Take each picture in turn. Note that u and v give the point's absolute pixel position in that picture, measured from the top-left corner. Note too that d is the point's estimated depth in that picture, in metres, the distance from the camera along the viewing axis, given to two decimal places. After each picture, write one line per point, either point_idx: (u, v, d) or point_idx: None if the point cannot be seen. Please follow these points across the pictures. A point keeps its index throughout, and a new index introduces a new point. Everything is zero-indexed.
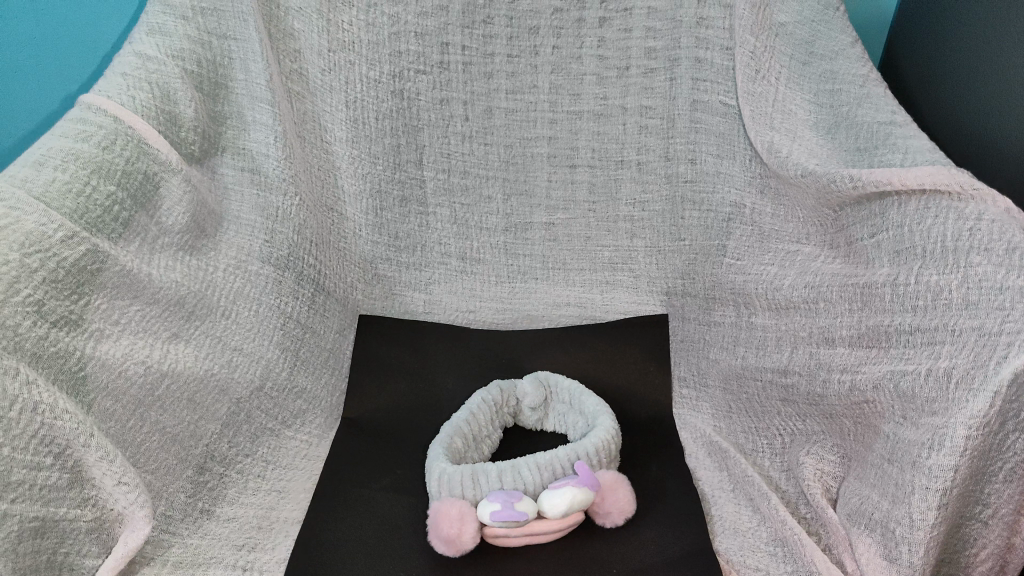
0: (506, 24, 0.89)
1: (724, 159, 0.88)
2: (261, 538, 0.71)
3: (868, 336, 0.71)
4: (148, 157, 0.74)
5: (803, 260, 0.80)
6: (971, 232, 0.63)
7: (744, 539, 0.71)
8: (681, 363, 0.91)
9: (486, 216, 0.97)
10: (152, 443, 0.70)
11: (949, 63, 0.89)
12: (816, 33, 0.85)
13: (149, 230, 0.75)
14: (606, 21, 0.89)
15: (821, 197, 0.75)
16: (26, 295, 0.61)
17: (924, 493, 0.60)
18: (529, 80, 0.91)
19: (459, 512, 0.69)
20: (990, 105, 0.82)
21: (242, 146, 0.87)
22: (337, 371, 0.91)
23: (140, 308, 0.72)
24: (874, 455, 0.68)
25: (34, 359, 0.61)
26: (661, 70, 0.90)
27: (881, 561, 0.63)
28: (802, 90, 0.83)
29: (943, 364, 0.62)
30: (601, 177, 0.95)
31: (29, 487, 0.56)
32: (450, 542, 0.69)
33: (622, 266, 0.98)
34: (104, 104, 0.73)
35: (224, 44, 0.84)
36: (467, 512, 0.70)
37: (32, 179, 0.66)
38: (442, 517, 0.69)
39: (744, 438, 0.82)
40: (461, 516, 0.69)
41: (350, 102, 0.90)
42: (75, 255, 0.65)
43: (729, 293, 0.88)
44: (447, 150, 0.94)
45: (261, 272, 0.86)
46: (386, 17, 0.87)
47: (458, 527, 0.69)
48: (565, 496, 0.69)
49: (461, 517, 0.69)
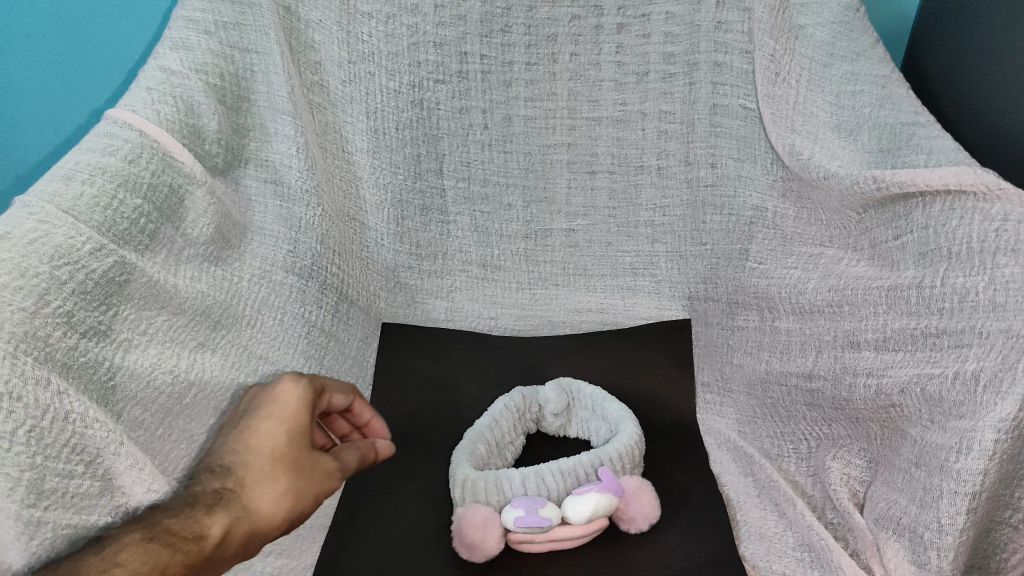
0: (524, 32, 0.89)
1: (746, 162, 0.87)
2: (288, 544, 0.73)
3: (894, 339, 0.70)
4: (172, 169, 0.75)
5: (828, 262, 0.79)
6: (996, 233, 0.62)
7: (770, 545, 0.72)
8: (705, 369, 0.91)
9: (506, 223, 0.98)
10: (181, 452, 0.71)
11: (972, 60, 0.88)
12: (837, 35, 0.83)
13: (175, 242, 0.76)
14: (624, 27, 0.88)
15: (843, 199, 0.75)
16: (56, 306, 0.61)
17: (953, 497, 0.61)
18: (548, 88, 0.92)
19: (483, 519, 0.69)
20: (1011, 103, 0.81)
21: (265, 158, 0.88)
22: (362, 378, 0.92)
23: (167, 318, 0.73)
24: (902, 459, 0.67)
25: (65, 369, 0.61)
26: (680, 75, 0.89)
27: (910, 566, 0.64)
28: (823, 92, 0.81)
29: (971, 366, 0.62)
30: (621, 183, 0.95)
31: (62, 494, 0.56)
32: (472, 548, 0.69)
33: (643, 271, 0.98)
34: (129, 118, 0.74)
35: (246, 57, 0.85)
36: (490, 518, 0.70)
37: (61, 193, 0.66)
38: (465, 523, 0.70)
39: (769, 443, 0.82)
40: (485, 522, 0.69)
41: (370, 112, 0.91)
42: (103, 267, 0.66)
43: (753, 297, 0.87)
44: (467, 159, 0.94)
45: (286, 282, 0.87)
46: (405, 27, 0.88)
47: (482, 532, 0.69)
48: (588, 505, 0.69)
49: (485, 523, 0.69)
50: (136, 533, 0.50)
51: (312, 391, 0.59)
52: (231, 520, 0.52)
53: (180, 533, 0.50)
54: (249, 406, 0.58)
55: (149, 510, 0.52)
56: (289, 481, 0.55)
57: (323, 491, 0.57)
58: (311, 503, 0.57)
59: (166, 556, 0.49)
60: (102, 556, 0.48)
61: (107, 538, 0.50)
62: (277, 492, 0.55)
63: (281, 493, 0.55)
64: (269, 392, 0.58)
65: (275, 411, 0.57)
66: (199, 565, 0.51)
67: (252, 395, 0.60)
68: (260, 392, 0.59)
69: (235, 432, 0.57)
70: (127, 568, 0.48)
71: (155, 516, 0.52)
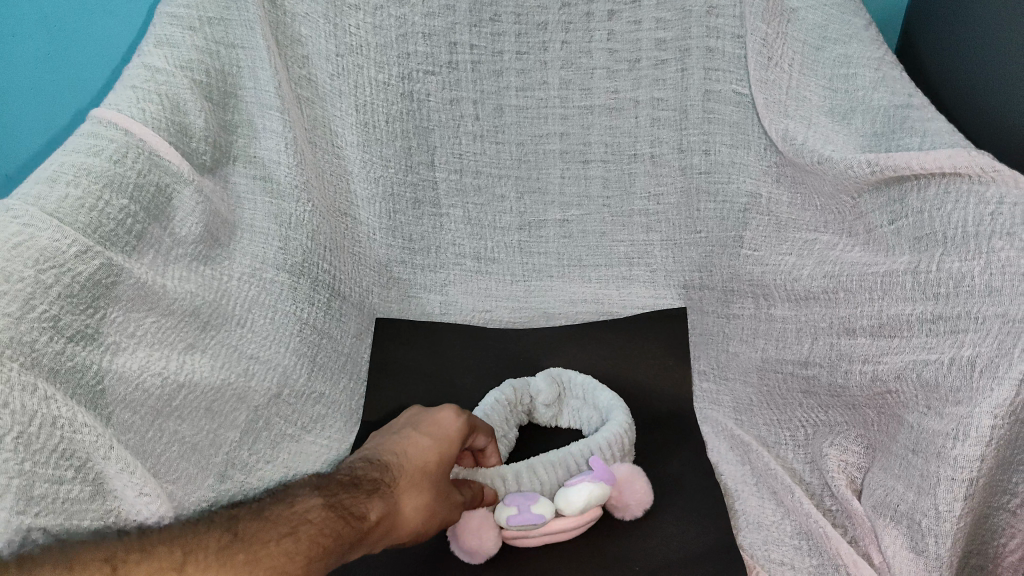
0: (513, 21, 0.88)
1: (739, 148, 0.86)
2: None
3: (889, 325, 0.69)
4: (160, 168, 0.74)
5: (822, 248, 0.78)
6: (992, 216, 0.61)
7: (768, 533, 0.73)
8: (701, 357, 0.91)
9: (499, 215, 0.97)
10: (172, 454, 0.70)
11: (967, 40, 0.87)
12: (829, 18, 0.82)
13: (163, 242, 0.75)
14: (614, 14, 0.87)
15: (838, 183, 0.74)
16: (42, 311, 0.61)
17: (950, 484, 0.60)
18: (539, 76, 0.90)
19: (478, 524, 0.69)
20: (1005, 84, 0.79)
21: (254, 154, 0.86)
22: (355, 374, 0.92)
23: (156, 320, 0.73)
24: (899, 446, 0.67)
25: (52, 374, 0.61)
26: (672, 61, 0.88)
27: (909, 553, 0.64)
28: (816, 76, 0.80)
29: (966, 352, 0.61)
30: (614, 172, 0.94)
31: (52, 500, 0.56)
32: (472, 551, 0.70)
33: (638, 261, 0.97)
34: (115, 118, 0.73)
35: (232, 53, 0.83)
36: (485, 522, 0.69)
37: (45, 196, 0.65)
38: (460, 528, 0.69)
39: (766, 431, 0.81)
40: (481, 526, 0.69)
41: (360, 106, 0.90)
42: (89, 269, 0.65)
43: (748, 285, 0.87)
44: (459, 151, 0.94)
45: (276, 279, 0.86)
46: (393, 18, 0.87)
47: (481, 540, 0.69)
48: (579, 495, 0.68)
49: (482, 528, 0.69)
50: (317, 501, 0.56)
51: (466, 426, 0.68)
52: (387, 513, 0.59)
53: (352, 511, 0.57)
54: (411, 425, 0.68)
55: (322, 484, 0.60)
56: (432, 498, 0.62)
57: (450, 513, 0.64)
58: (439, 523, 0.63)
59: (337, 527, 0.55)
60: (290, 515, 0.54)
61: (287, 502, 0.56)
62: (422, 502, 0.61)
63: (423, 504, 0.61)
64: (433, 418, 0.68)
65: (435, 432, 0.67)
66: (356, 547, 0.56)
67: (417, 416, 0.69)
68: (422, 416, 0.69)
69: (395, 441, 0.66)
70: (308, 528, 0.53)
71: (330, 490, 0.59)
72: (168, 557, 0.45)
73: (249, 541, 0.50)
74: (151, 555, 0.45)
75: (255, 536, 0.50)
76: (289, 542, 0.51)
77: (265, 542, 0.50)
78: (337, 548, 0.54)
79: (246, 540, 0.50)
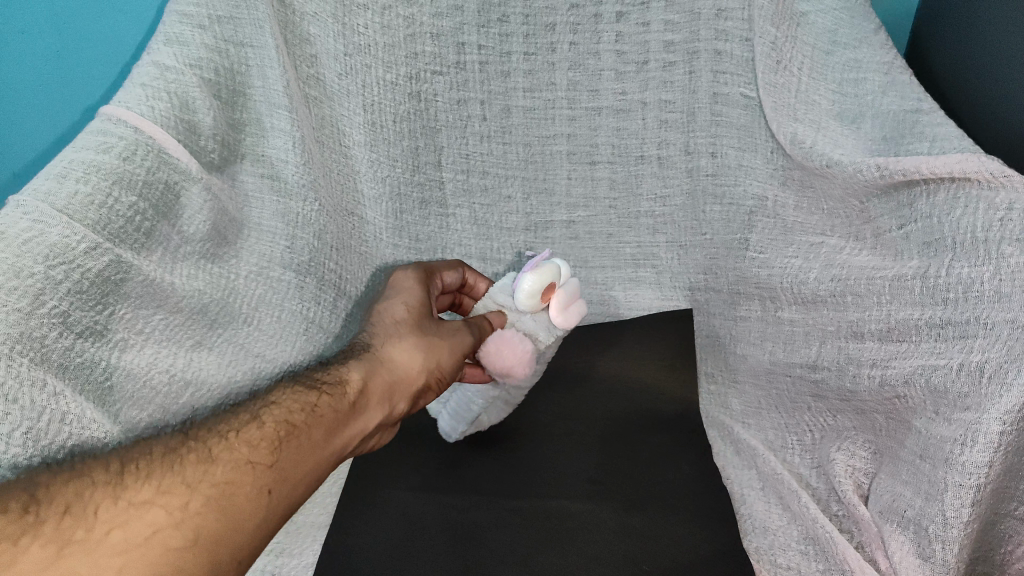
0: (521, 21, 0.87)
1: (746, 151, 0.86)
2: (288, 543, 0.80)
3: (897, 329, 0.69)
4: (169, 166, 0.73)
5: (828, 252, 0.78)
6: (1001, 222, 0.61)
7: (775, 537, 0.75)
8: (707, 359, 0.94)
9: (506, 216, 0.97)
10: None
11: (975, 44, 0.87)
12: (839, 21, 0.82)
13: (171, 239, 0.75)
14: (623, 16, 0.86)
15: (848, 187, 0.73)
16: (52, 306, 0.62)
17: (958, 491, 0.61)
18: (546, 78, 0.90)
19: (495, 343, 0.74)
20: (1011, 91, 0.80)
21: (262, 152, 0.86)
22: None
23: (163, 317, 0.74)
24: (906, 451, 0.68)
25: (62, 369, 0.63)
26: (681, 64, 0.87)
27: (915, 560, 0.64)
28: (825, 80, 0.80)
29: (976, 358, 0.61)
30: (621, 173, 0.94)
31: None
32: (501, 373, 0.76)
33: (644, 263, 0.97)
34: (123, 115, 0.73)
35: (241, 51, 0.83)
36: (500, 340, 0.75)
37: (55, 192, 0.66)
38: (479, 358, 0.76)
39: (773, 435, 0.84)
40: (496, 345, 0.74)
41: (368, 105, 0.89)
42: (98, 266, 0.66)
43: (755, 288, 0.86)
44: (466, 151, 0.94)
45: (284, 278, 0.85)
46: (402, 18, 0.86)
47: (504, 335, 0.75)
48: (529, 274, 0.77)
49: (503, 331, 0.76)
50: (288, 387, 0.62)
51: (419, 277, 0.76)
52: (370, 371, 0.64)
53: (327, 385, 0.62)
54: (377, 297, 0.74)
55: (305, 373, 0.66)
56: (415, 340, 0.67)
57: (450, 349, 0.69)
58: (438, 368, 0.68)
59: (307, 403, 0.60)
60: (262, 407, 0.60)
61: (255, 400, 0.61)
62: (408, 345, 0.67)
63: (410, 347, 0.67)
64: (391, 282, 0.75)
65: (395, 290, 0.73)
66: (343, 414, 0.61)
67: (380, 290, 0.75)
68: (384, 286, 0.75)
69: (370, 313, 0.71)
70: (274, 414, 0.59)
71: (307, 375, 0.64)
72: (104, 476, 0.51)
73: (206, 439, 0.55)
74: (82, 475, 0.50)
75: (209, 439, 0.55)
76: (253, 430, 0.57)
77: (223, 439, 0.56)
78: (314, 421, 0.59)
79: (199, 439, 0.55)
